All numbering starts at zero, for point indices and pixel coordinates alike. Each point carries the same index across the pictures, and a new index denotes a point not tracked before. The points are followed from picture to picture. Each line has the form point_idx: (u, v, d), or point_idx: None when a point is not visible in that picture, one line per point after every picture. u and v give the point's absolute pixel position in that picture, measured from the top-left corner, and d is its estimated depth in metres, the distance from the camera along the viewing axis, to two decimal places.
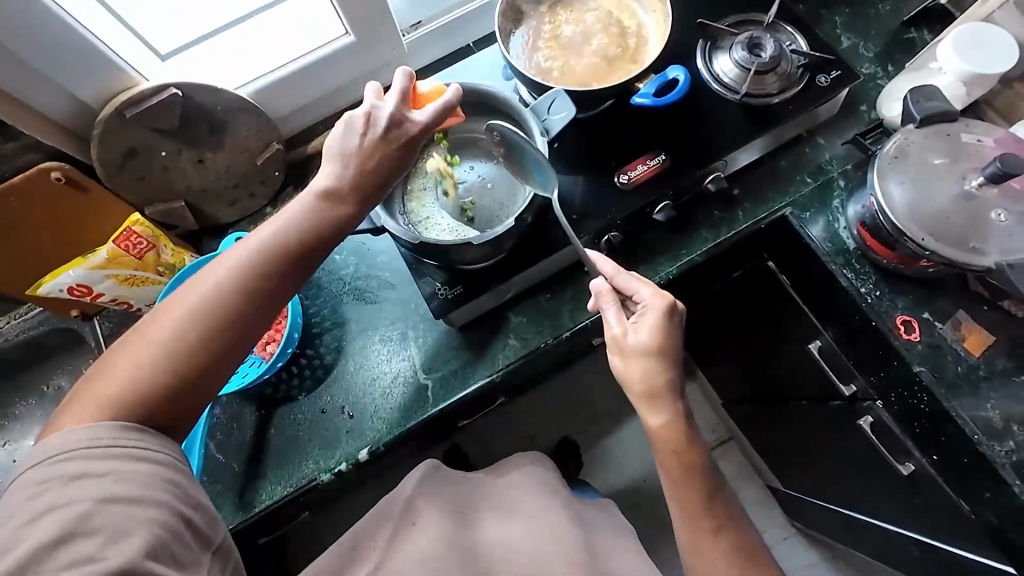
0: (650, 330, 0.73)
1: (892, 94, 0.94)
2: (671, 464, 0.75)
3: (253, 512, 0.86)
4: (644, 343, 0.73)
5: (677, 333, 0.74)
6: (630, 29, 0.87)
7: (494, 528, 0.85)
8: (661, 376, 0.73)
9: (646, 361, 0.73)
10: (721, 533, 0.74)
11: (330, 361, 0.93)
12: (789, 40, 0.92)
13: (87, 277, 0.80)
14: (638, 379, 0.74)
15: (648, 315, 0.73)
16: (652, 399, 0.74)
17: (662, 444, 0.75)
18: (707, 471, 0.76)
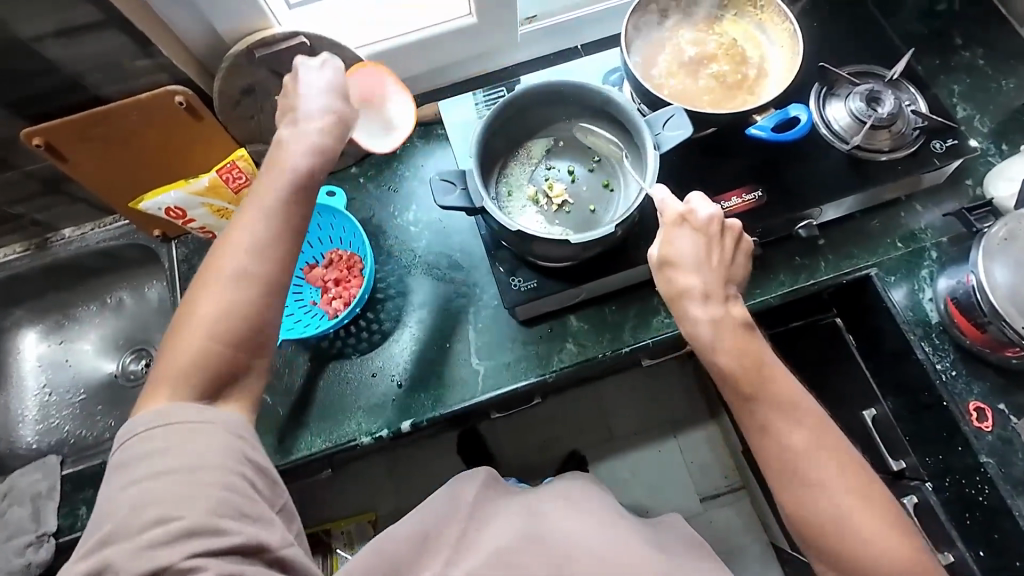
0: (674, 239, 0.68)
1: (1004, 173, 0.92)
2: (740, 373, 0.66)
3: (290, 459, 0.87)
4: (669, 254, 0.68)
5: (705, 242, 0.68)
6: (752, 60, 0.85)
7: (568, 526, 0.77)
8: (682, 280, 0.67)
9: (671, 273, 0.68)
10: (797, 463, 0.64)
11: (388, 327, 0.94)
12: (910, 100, 0.90)
13: (187, 200, 0.82)
14: (663, 289, 0.69)
15: (679, 226, 0.68)
16: (682, 301, 0.67)
17: (696, 349, 0.68)
18: (756, 366, 0.66)
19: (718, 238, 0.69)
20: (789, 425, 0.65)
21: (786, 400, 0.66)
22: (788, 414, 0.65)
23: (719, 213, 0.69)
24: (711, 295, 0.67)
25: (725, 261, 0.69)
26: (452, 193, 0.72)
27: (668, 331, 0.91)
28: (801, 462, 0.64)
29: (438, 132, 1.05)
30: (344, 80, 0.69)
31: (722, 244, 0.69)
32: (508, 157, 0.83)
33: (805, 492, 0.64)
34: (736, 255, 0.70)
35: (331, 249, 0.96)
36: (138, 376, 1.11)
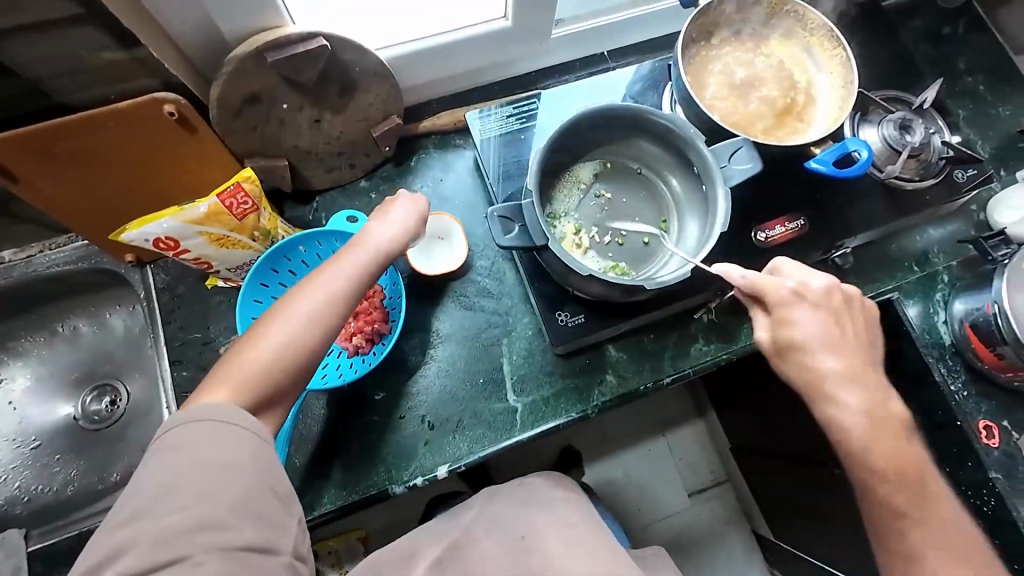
0: (795, 318, 0.66)
1: (1010, 201, 0.97)
2: (884, 447, 0.65)
3: (311, 517, 0.78)
4: (794, 337, 0.66)
5: (831, 318, 0.67)
6: (800, 85, 0.83)
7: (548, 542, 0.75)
8: (826, 365, 0.66)
9: (802, 358, 0.67)
10: (898, 526, 0.65)
11: (415, 363, 0.86)
12: (936, 128, 0.92)
13: (180, 230, 0.69)
14: (798, 375, 0.67)
15: (808, 309, 0.66)
16: (822, 387, 0.66)
17: (838, 436, 0.67)
18: (915, 469, 0.66)
19: (846, 319, 0.68)
20: (889, 491, 0.65)
21: (895, 469, 0.66)
22: (891, 481, 0.65)
23: (834, 284, 0.68)
24: (855, 377, 0.67)
25: (852, 335, 0.68)
26: (512, 231, 0.66)
27: (706, 360, 0.90)
28: (882, 514, 0.66)
29: (457, 142, 0.95)
30: (428, 210, 0.72)
31: (846, 317, 0.68)
32: (556, 182, 0.77)
33: (893, 541, 0.66)
34: (858, 332, 0.69)
35: None
36: (103, 417, 0.97)
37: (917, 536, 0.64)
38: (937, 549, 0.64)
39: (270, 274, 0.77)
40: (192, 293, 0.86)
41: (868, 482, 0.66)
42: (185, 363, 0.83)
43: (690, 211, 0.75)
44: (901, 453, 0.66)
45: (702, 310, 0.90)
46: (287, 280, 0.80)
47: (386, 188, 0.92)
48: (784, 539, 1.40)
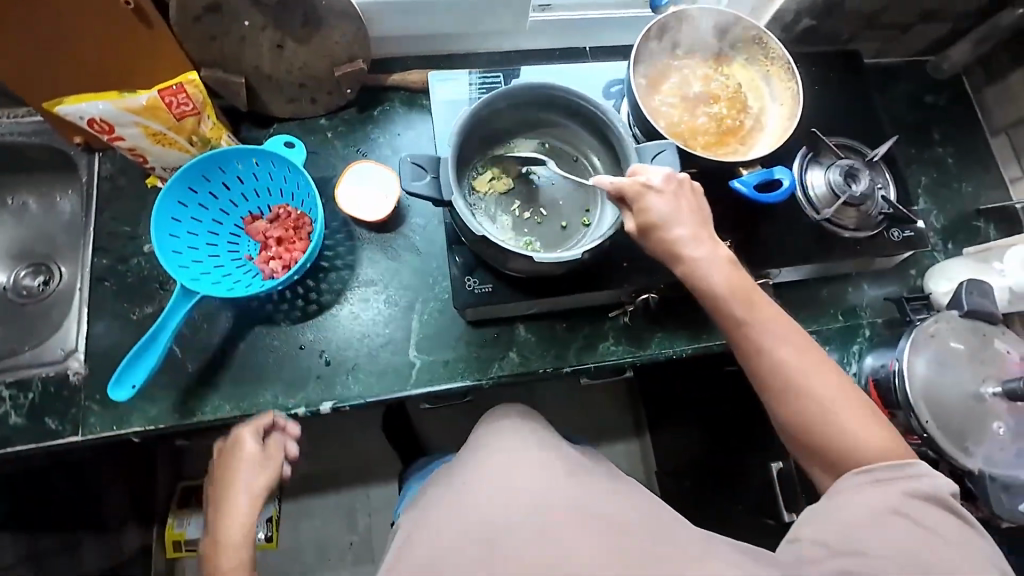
0: (651, 203, 0.67)
1: (946, 272, 0.98)
2: (737, 309, 0.66)
3: (190, 421, 0.80)
4: (649, 220, 0.67)
5: (676, 193, 0.67)
6: (751, 110, 0.84)
7: (488, 495, 0.65)
8: (675, 234, 0.67)
9: (661, 234, 0.67)
10: (750, 338, 0.66)
11: (327, 300, 0.88)
12: (883, 183, 0.93)
13: (116, 115, 0.71)
14: (660, 253, 0.68)
15: (653, 197, 0.67)
16: (678, 253, 0.67)
17: (704, 291, 0.67)
18: (746, 296, 0.66)
19: (688, 197, 0.69)
20: (731, 308, 0.66)
21: (732, 281, 0.67)
22: (731, 300, 0.66)
23: (670, 172, 0.68)
24: (699, 237, 0.67)
25: (693, 208, 0.68)
26: (422, 179, 0.67)
27: (611, 359, 0.91)
28: (787, 380, 0.63)
29: (423, 103, 0.97)
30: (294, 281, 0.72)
31: (690, 194, 0.69)
32: (490, 153, 0.79)
33: (807, 426, 0.63)
34: (695, 202, 0.69)
35: (282, 204, 0.87)
36: (32, 294, 0.99)
37: (785, 361, 0.63)
38: (789, 346, 0.64)
39: (200, 180, 0.80)
40: (131, 187, 0.88)
41: (722, 312, 0.67)
42: (107, 252, 0.85)
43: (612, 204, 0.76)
44: (734, 273, 0.68)
45: (618, 310, 0.92)
46: (219, 192, 0.83)
47: (342, 129, 0.95)
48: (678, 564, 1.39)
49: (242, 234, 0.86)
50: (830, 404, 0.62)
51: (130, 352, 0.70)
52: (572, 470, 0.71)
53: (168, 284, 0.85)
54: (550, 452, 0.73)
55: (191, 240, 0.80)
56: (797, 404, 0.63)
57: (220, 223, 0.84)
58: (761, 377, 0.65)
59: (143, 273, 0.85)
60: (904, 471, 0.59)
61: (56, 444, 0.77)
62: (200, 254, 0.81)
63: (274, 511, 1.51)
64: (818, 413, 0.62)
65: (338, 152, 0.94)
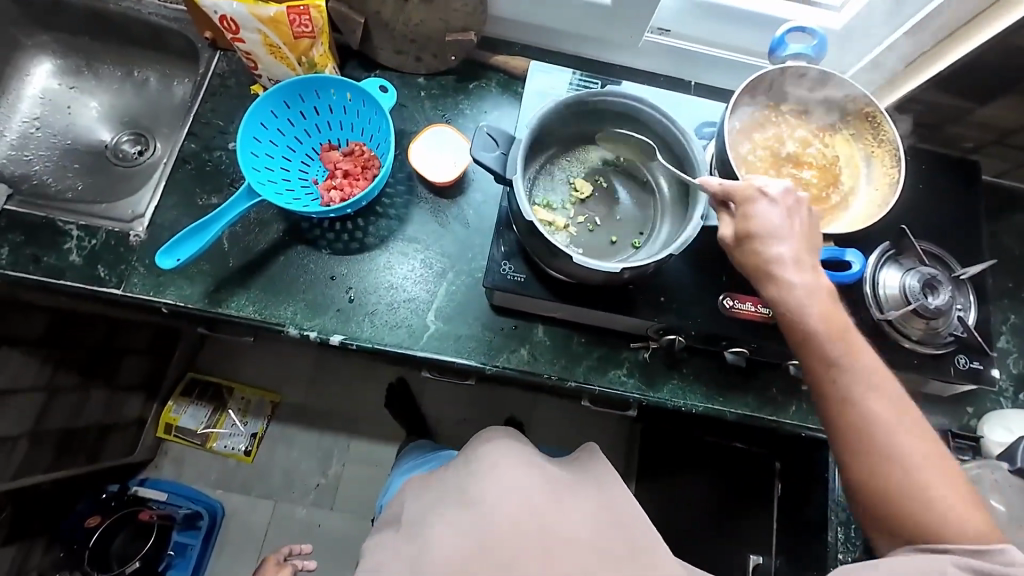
0: (755, 211, 0.63)
1: (1003, 419, 0.88)
2: (825, 348, 0.60)
3: (214, 310, 0.85)
4: (753, 229, 0.63)
5: (789, 209, 0.63)
6: (842, 186, 0.80)
7: (471, 515, 0.67)
8: (776, 251, 0.62)
9: (761, 246, 0.62)
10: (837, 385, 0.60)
11: (369, 242, 0.91)
12: (964, 305, 0.85)
13: (244, 18, 0.77)
14: (755, 268, 0.63)
15: (768, 205, 0.63)
16: (773, 270, 0.62)
17: (787, 315, 0.62)
18: (841, 331, 0.61)
19: (804, 219, 0.65)
20: (828, 348, 0.60)
21: (828, 315, 0.61)
22: (830, 337, 0.60)
23: (791, 189, 0.65)
24: (802, 260, 0.62)
25: (808, 228, 0.64)
26: (493, 152, 0.69)
27: (618, 389, 0.88)
28: (872, 438, 0.57)
29: (517, 90, 0.99)
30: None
31: (803, 217, 0.65)
32: (562, 150, 0.80)
33: (883, 488, 0.57)
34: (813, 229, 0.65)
35: (358, 141, 0.91)
36: (126, 158, 1.09)
37: (867, 415, 0.58)
38: (880, 399, 0.59)
39: (295, 98, 0.85)
40: (236, 89, 0.95)
41: (815, 347, 0.61)
42: (196, 138, 0.92)
43: (665, 234, 0.75)
44: (833, 307, 0.62)
45: (641, 343, 0.89)
46: (307, 114, 0.88)
47: (434, 92, 0.98)
48: None
49: (315, 158, 0.91)
50: (915, 465, 0.56)
51: (186, 228, 0.76)
52: (558, 485, 0.73)
53: (238, 183, 0.91)
54: (542, 469, 0.75)
55: (270, 148, 0.86)
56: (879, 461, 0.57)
57: (300, 141, 0.90)
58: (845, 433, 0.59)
59: (220, 167, 0.91)
60: (985, 557, 0.53)
61: (99, 291, 0.84)
62: (273, 164, 0.86)
63: (260, 427, 1.59)
64: (901, 470, 0.57)
65: (424, 111, 0.98)
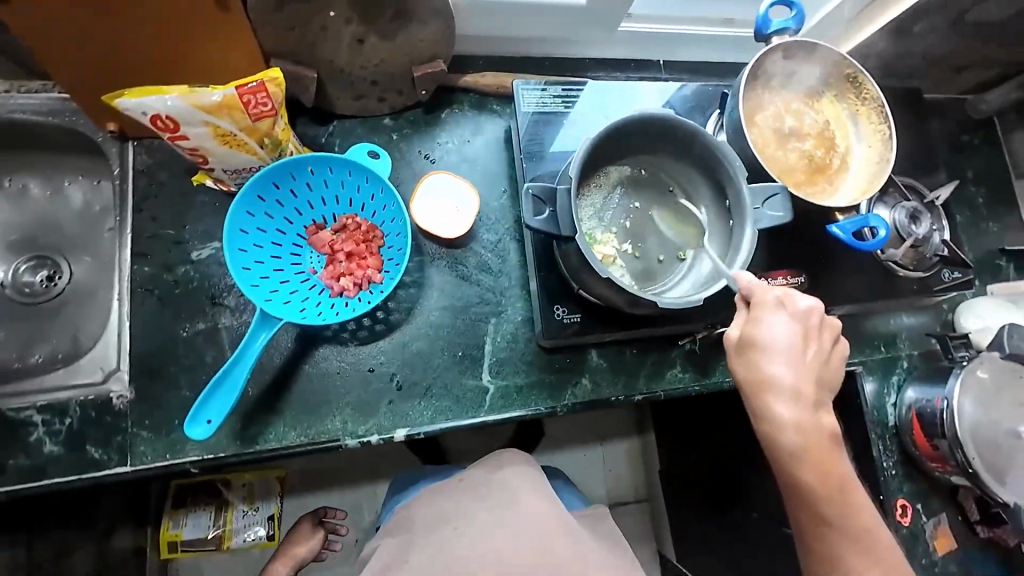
0: (766, 323, 0.65)
1: (975, 309, 1.04)
2: (812, 483, 0.64)
3: (252, 450, 0.74)
4: (759, 343, 0.65)
5: (800, 334, 0.65)
6: (839, 149, 0.84)
7: (485, 543, 0.74)
8: (774, 373, 0.64)
9: (759, 363, 0.65)
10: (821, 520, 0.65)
11: (396, 319, 0.83)
12: (939, 225, 0.96)
13: (185, 113, 0.62)
14: (753, 382, 0.65)
15: (778, 321, 0.65)
16: (766, 393, 0.64)
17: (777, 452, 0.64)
18: (835, 486, 0.64)
19: (809, 347, 0.66)
20: (820, 500, 0.64)
21: (811, 446, 0.64)
22: (821, 492, 0.64)
23: (807, 311, 0.66)
24: (800, 395, 0.64)
25: (816, 357, 0.66)
26: (542, 213, 0.63)
27: (678, 387, 0.91)
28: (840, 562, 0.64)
29: (494, 107, 0.91)
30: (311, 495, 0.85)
31: (813, 346, 0.66)
32: (589, 177, 0.75)
33: None
34: (826, 353, 0.67)
35: (349, 213, 0.79)
36: (36, 292, 0.87)
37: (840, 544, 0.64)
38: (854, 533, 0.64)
39: (269, 188, 0.72)
40: (173, 184, 0.78)
41: (800, 478, 0.64)
42: (148, 258, 0.76)
43: (712, 245, 0.75)
44: (827, 446, 0.64)
45: (687, 338, 0.92)
46: (285, 200, 0.75)
47: (408, 132, 0.87)
48: (677, 547, 1.44)
49: (305, 244, 0.78)
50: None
51: (207, 385, 0.64)
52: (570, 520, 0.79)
53: (220, 298, 0.76)
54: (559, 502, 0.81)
55: (257, 253, 0.73)
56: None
57: (283, 231, 0.77)
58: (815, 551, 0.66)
59: (192, 285, 0.76)
60: None
61: (100, 475, 0.69)
62: (266, 270, 0.73)
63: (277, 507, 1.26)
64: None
65: (405, 156, 0.87)
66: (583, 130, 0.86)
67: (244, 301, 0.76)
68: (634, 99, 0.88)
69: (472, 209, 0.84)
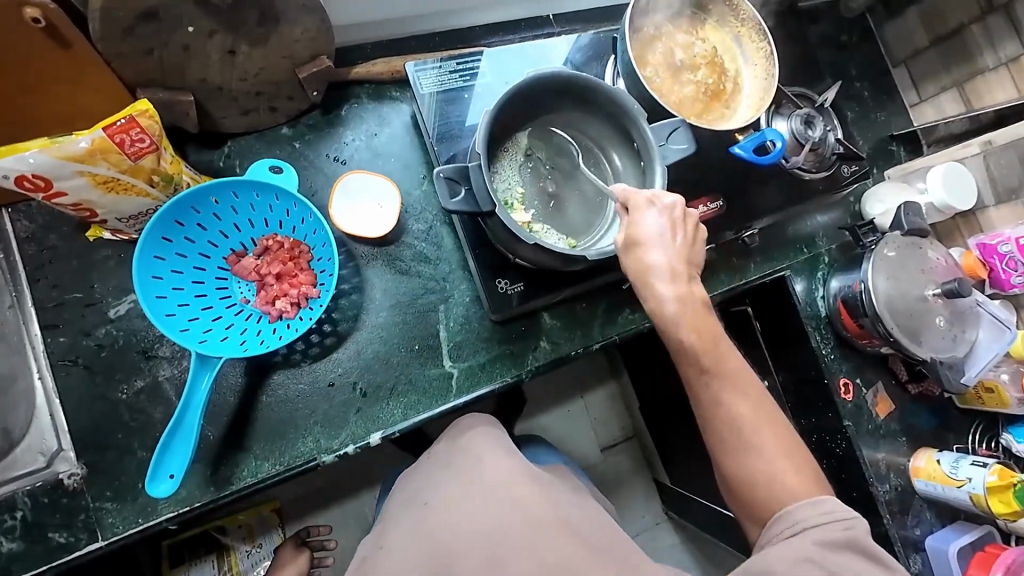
0: (642, 220, 0.69)
1: (877, 196, 1.12)
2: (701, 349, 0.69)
3: (228, 491, 0.72)
4: (636, 235, 0.69)
5: (670, 223, 0.70)
6: (729, 73, 0.88)
7: (456, 515, 0.71)
8: (652, 258, 0.69)
9: (639, 253, 0.69)
10: (723, 406, 0.69)
11: (344, 329, 0.82)
12: (832, 126, 1.03)
13: (54, 167, 0.57)
14: (631, 268, 0.70)
15: (652, 211, 0.70)
16: (649, 278, 0.69)
17: (659, 324, 0.70)
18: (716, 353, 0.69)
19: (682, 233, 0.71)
20: (709, 380, 0.69)
21: (695, 323, 0.69)
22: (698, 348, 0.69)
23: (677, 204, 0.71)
24: (678, 275, 0.69)
25: (687, 242, 0.71)
26: (458, 194, 0.64)
27: (632, 328, 0.94)
28: (742, 431, 0.68)
29: (394, 95, 0.88)
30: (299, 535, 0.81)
31: (684, 231, 0.71)
32: (499, 149, 0.75)
33: (750, 461, 0.68)
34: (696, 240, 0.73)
35: (269, 234, 0.77)
36: None
37: (744, 436, 0.68)
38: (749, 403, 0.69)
39: (173, 227, 0.69)
40: (67, 246, 0.72)
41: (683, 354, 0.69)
42: (62, 328, 0.71)
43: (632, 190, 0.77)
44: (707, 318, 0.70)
45: (630, 281, 0.94)
46: (194, 235, 0.71)
47: (310, 137, 0.84)
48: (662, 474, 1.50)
49: (230, 275, 0.76)
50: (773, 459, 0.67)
51: (160, 438, 0.62)
52: (529, 472, 0.78)
53: (153, 350, 0.73)
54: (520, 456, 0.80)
55: (179, 296, 0.70)
56: (742, 444, 0.68)
57: (202, 267, 0.73)
58: (729, 449, 0.69)
59: (118, 344, 0.72)
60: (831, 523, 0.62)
61: (74, 558, 0.66)
62: (194, 312, 0.70)
63: (281, 539, 1.26)
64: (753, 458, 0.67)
65: (314, 163, 0.84)
66: (488, 101, 0.85)
67: (180, 348, 0.73)
68: (527, 62, 0.87)
69: (395, 202, 0.84)
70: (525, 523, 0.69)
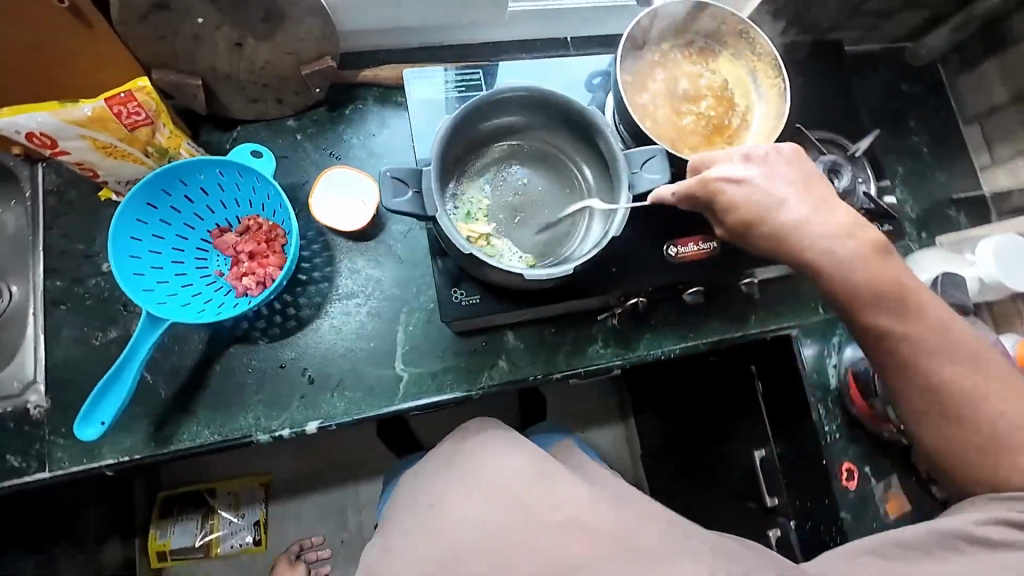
0: (728, 184, 0.60)
1: (920, 262, 0.97)
2: (906, 340, 0.55)
3: (166, 450, 0.76)
4: (735, 204, 0.60)
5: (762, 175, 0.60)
6: (738, 108, 0.82)
7: (469, 519, 0.68)
8: (789, 220, 0.58)
9: (764, 220, 0.59)
10: (928, 385, 0.54)
11: (306, 315, 0.84)
12: (865, 178, 0.93)
13: (58, 128, 0.65)
14: (766, 246, 0.60)
15: (741, 177, 0.60)
16: (797, 244, 0.58)
17: (852, 302, 0.57)
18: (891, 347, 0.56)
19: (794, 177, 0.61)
20: (909, 375, 0.55)
21: (895, 281, 0.55)
22: (898, 314, 0.55)
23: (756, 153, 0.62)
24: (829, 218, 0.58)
25: (802, 180, 0.60)
26: (403, 195, 0.63)
27: (601, 362, 0.89)
28: (955, 394, 0.54)
29: (398, 100, 0.92)
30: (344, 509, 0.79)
31: (788, 171, 0.61)
32: (469, 157, 0.76)
33: (966, 441, 0.54)
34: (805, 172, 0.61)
35: (251, 214, 0.82)
36: None
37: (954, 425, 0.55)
38: (950, 360, 0.54)
39: (159, 195, 0.75)
40: (81, 202, 0.81)
41: (897, 342, 0.56)
42: (61, 273, 0.79)
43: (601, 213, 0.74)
44: (884, 269, 0.56)
45: (606, 313, 0.89)
46: (180, 205, 0.77)
47: (312, 131, 0.89)
48: None
49: (210, 248, 0.81)
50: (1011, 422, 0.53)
51: (98, 384, 0.66)
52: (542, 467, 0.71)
53: (130, 305, 0.79)
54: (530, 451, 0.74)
55: (154, 259, 0.75)
56: (947, 428, 0.54)
57: (184, 237, 0.79)
58: (951, 431, 0.54)
59: (102, 295, 0.79)
60: None
61: (21, 482, 0.72)
62: (166, 275, 0.76)
63: (262, 513, 1.27)
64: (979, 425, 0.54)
65: (311, 155, 0.89)
66: None
67: None
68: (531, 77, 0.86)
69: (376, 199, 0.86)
70: (533, 520, 0.65)
